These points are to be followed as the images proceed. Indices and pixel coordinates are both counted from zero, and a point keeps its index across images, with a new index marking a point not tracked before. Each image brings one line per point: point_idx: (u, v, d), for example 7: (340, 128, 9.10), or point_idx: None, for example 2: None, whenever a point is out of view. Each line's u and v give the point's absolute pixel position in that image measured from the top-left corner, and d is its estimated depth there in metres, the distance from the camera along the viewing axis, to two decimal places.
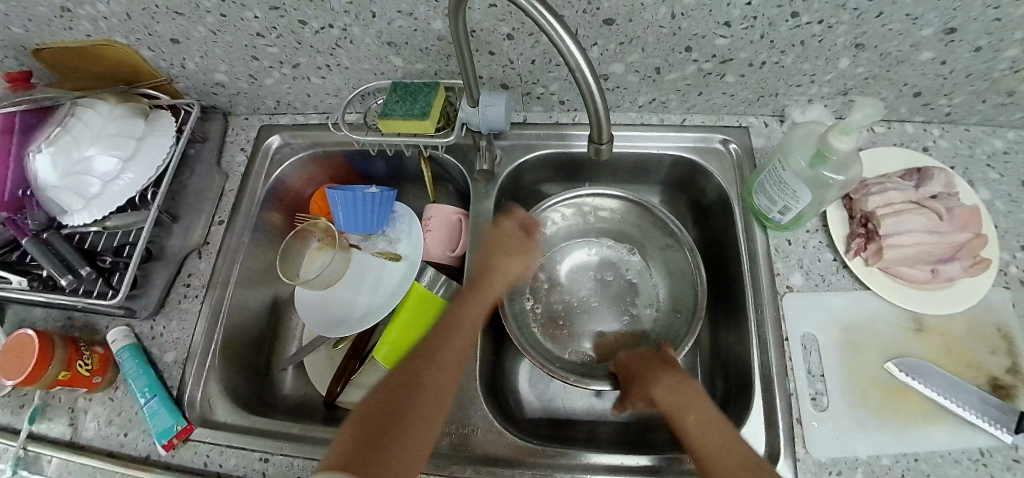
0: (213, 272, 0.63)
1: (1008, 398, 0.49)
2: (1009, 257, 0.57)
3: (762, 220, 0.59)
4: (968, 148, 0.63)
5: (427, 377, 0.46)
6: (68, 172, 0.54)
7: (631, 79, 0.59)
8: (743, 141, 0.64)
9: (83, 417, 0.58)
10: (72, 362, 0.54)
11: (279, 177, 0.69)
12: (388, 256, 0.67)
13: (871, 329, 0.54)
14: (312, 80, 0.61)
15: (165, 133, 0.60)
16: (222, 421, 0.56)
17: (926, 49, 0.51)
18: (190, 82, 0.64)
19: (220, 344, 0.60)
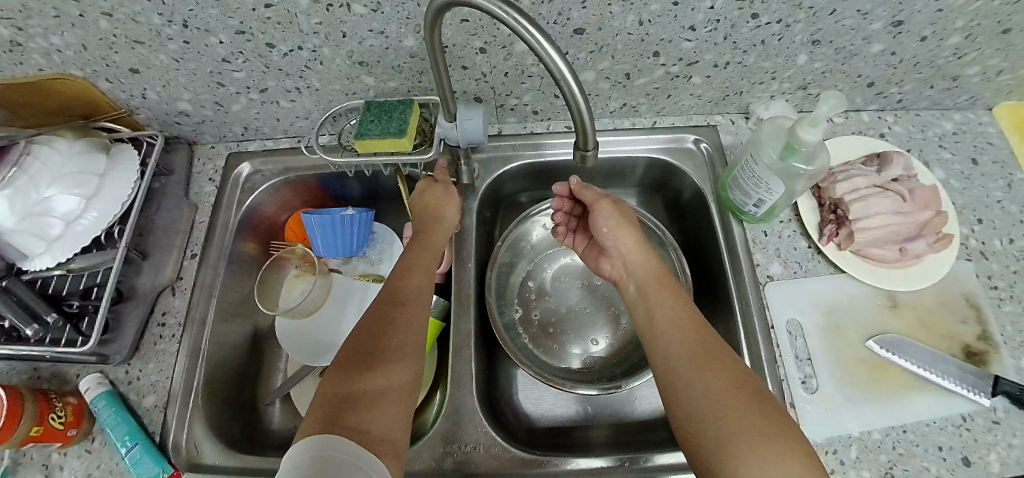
0: (189, 308, 0.61)
1: (982, 363, 0.52)
2: (968, 231, 0.60)
3: (737, 214, 0.61)
4: (921, 132, 0.66)
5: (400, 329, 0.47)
6: (27, 215, 0.51)
7: (603, 86, 0.60)
8: (713, 139, 0.65)
9: (58, 473, 0.54)
10: (44, 415, 0.51)
11: (251, 205, 0.67)
12: (371, 277, 0.67)
13: (850, 310, 0.56)
14: (282, 104, 0.60)
15: (128, 167, 0.58)
16: (210, 464, 0.53)
17: (877, 41, 0.54)
18: (151, 113, 0.62)
19: (202, 382, 0.58)
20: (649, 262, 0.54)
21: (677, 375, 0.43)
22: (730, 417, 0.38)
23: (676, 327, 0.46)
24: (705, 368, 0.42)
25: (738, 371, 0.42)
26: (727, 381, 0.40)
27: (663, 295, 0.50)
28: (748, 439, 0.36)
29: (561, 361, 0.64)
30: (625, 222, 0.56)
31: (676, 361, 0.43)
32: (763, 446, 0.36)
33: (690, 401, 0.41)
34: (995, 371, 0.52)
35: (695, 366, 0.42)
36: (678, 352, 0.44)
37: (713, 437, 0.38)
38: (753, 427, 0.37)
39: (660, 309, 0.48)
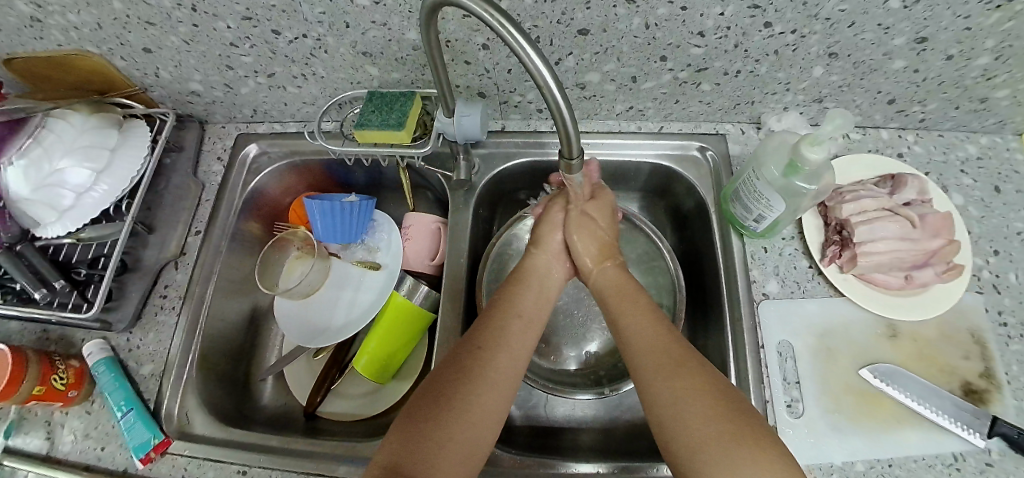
0: (190, 283, 0.63)
1: (980, 402, 0.50)
2: (981, 262, 0.57)
3: (737, 227, 0.60)
4: (942, 154, 0.63)
5: (485, 374, 0.44)
6: (40, 184, 0.54)
7: (608, 88, 0.59)
8: (720, 148, 0.64)
9: (59, 431, 0.58)
10: (45, 376, 0.53)
11: (256, 186, 0.68)
12: (368, 265, 0.66)
13: (846, 336, 0.54)
14: (289, 89, 0.61)
15: (138, 144, 0.60)
16: (200, 434, 0.55)
17: (899, 58, 0.52)
18: (164, 91, 0.64)
19: (197, 355, 0.60)
20: (610, 269, 0.54)
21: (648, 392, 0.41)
22: (704, 430, 0.37)
23: (642, 338, 0.45)
24: (670, 379, 0.41)
25: (705, 379, 0.41)
26: (697, 390, 0.39)
27: (625, 306, 0.50)
28: (724, 452, 0.35)
29: (549, 361, 0.64)
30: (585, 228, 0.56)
31: (644, 375, 0.43)
32: (740, 457, 0.35)
33: (662, 415, 0.39)
34: (994, 411, 0.50)
35: (660, 378, 0.41)
36: (644, 367, 0.43)
37: (688, 454, 0.37)
38: (730, 439, 0.36)
39: (624, 323, 0.48)
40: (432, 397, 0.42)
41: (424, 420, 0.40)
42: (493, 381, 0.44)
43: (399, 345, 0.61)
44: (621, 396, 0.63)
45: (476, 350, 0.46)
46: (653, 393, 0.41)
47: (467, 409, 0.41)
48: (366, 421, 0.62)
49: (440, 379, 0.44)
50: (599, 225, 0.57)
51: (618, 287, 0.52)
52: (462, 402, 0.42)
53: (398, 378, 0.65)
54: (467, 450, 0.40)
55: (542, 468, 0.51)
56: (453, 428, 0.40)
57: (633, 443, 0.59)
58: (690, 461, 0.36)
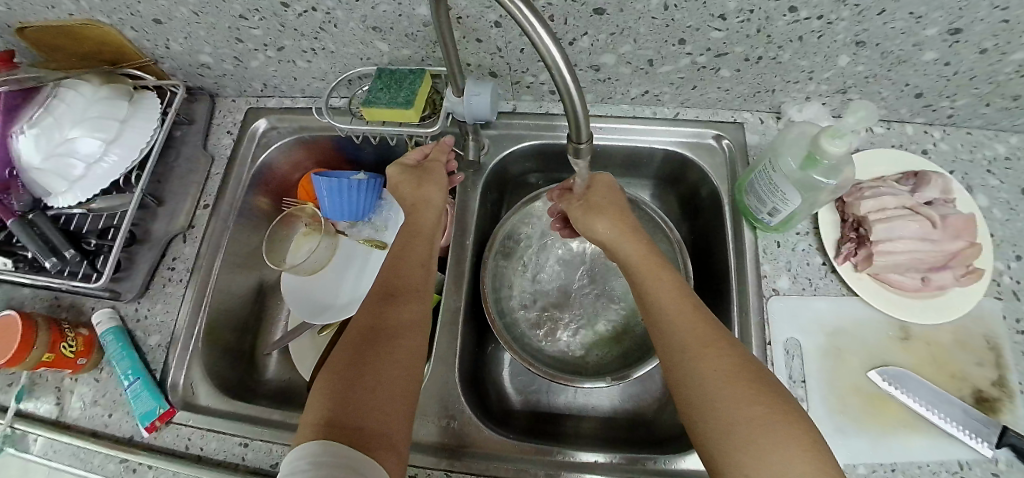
0: (197, 256, 0.63)
1: (990, 410, 0.49)
2: (1002, 266, 0.56)
3: (750, 220, 0.58)
4: (969, 152, 0.61)
5: (393, 341, 0.44)
6: (51, 153, 0.54)
7: (623, 71, 0.57)
8: (736, 137, 0.62)
9: (68, 397, 0.59)
10: (55, 344, 0.54)
11: (265, 161, 0.68)
12: (374, 243, 0.67)
13: (857, 336, 0.53)
14: (298, 64, 0.60)
15: (149, 115, 0.60)
16: (204, 405, 0.56)
17: (929, 49, 0.49)
18: (174, 62, 0.63)
19: (203, 327, 0.60)
20: (633, 246, 0.50)
21: (675, 373, 0.41)
22: (729, 414, 0.37)
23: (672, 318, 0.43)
24: (699, 361, 0.40)
25: (736, 360, 0.39)
26: (727, 374, 0.38)
27: (654, 280, 0.47)
28: (752, 436, 0.35)
29: (552, 348, 0.63)
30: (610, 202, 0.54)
31: (672, 355, 0.42)
32: (769, 444, 0.34)
33: (690, 396, 0.39)
34: (1005, 421, 0.49)
35: (688, 359, 0.40)
36: (673, 346, 0.42)
37: (713, 438, 0.37)
38: (761, 425, 0.35)
39: (654, 297, 0.46)
40: (355, 355, 0.42)
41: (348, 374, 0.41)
42: (409, 350, 0.44)
43: None
44: (623, 386, 0.62)
45: (381, 309, 0.47)
46: (681, 376, 0.41)
47: (386, 357, 0.43)
48: None
49: (353, 341, 0.44)
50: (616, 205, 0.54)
51: (649, 260, 0.49)
52: (382, 352, 0.43)
53: None
54: (396, 410, 0.40)
55: (538, 454, 0.51)
56: (379, 375, 0.41)
57: (634, 435, 0.59)
58: (714, 444, 0.37)
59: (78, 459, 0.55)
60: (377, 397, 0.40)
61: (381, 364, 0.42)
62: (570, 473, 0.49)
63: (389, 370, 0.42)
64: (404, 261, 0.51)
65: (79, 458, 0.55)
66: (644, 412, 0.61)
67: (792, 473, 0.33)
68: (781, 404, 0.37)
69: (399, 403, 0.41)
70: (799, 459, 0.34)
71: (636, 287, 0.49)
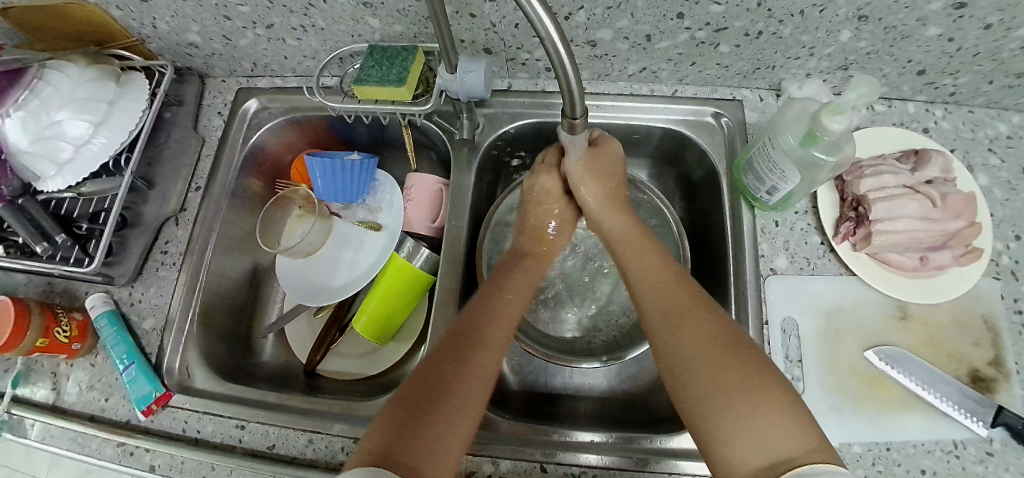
0: (190, 239, 0.62)
1: (986, 390, 0.49)
2: (1002, 246, 0.55)
3: (748, 198, 0.57)
4: (970, 131, 0.60)
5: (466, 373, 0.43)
6: (39, 136, 0.53)
7: (620, 47, 0.56)
8: (736, 115, 0.61)
9: (65, 382, 0.59)
10: (49, 329, 0.54)
11: (256, 142, 0.67)
12: (368, 225, 0.65)
13: (853, 316, 0.53)
14: (288, 42, 0.59)
15: (137, 96, 0.59)
16: (199, 388, 0.56)
17: (933, 24, 0.48)
18: (162, 41, 0.62)
19: (197, 311, 0.60)
20: (625, 218, 0.55)
21: (658, 337, 0.43)
22: (705, 371, 0.38)
23: (654, 289, 0.46)
24: (677, 325, 0.42)
25: (710, 322, 0.42)
26: (703, 334, 0.40)
27: (638, 253, 0.51)
28: (724, 391, 0.36)
29: (549, 331, 0.63)
30: (596, 178, 0.56)
31: (652, 322, 0.44)
32: (744, 401, 0.35)
33: (670, 360, 0.41)
34: (999, 400, 0.49)
35: (668, 324, 0.43)
36: (653, 314, 0.45)
37: (691, 398, 0.38)
38: (737, 384, 0.36)
39: (640, 269, 0.49)
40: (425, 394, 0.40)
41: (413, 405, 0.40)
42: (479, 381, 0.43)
43: (400, 307, 0.60)
44: (620, 367, 0.62)
45: (461, 341, 0.45)
46: (663, 340, 0.43)
47: (457, 390, 0.41)
48: (363, 381, 0.62)
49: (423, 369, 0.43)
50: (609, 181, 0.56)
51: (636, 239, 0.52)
52: (451, 384, 0.41)
53: (397, 340, 0.64)
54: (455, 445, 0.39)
55: (535, 434, 0.51)
56: (450, 404, 0.40)
57: (630, 413, 0.59)
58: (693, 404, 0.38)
59: (75, 443, 0.55)
60: (444, 437, 0.38)
61: (453, 397, 0.41)
62: (567, 452, 0.49)
63: (457, 405, 0.40)
64: (505, 306, 0.50)
65: (76, 442, 0.55)
66: (641, 393, 0.61)
67: (763, 423, 0.34)
68: (755, 361, 0.38)
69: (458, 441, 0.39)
70: (769, 414, 0.34)
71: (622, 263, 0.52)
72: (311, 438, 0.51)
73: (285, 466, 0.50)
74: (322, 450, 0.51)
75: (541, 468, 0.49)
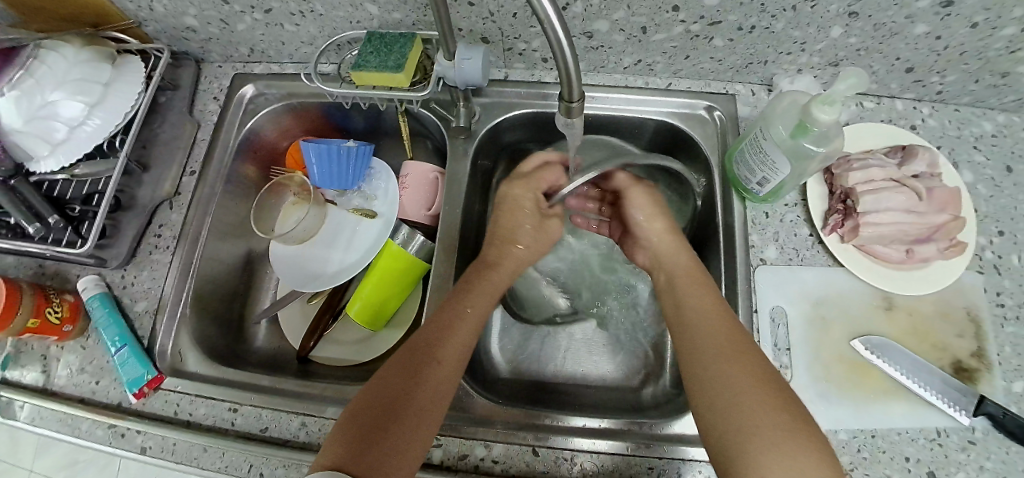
0: (184, 222, 0.62)
1: (968, 380, 0.51)
2: (985, 241, 0.56)
3: (739, 190, 0.58)
4: (957, 129, 0.62)
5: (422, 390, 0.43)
6: (33, 117, 0.53)
7: (617, 38, 0.57)
8: (728, 109, 0.62)
9: (55, 365, 0.58)
10: (40, 309, 0.54)
11: (253, 128, 0.67)
12: (363, 213, 0.65)
13: (841, 306, 0.54)
14: (286, 27, 0.59)
15: (132, 80, 0.59)
16: (192, 371, 0.56)
17: (921, 22, 0.49)
18: (158, 25, 0.62)
19: (191, 294, 0.60)
20: (684, 254, 0.53)
21: (704, 373, 0.42)
22: (755, 415, 0.37)
23: (708, 326, 0.45)
24: (730, 365, 0.41)
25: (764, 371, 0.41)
26: (756, 380, 0.40)
27: (691, 289, 0.49)
28: (771, 436, 0.36)
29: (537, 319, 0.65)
30: (657, 210, 0.58)
31: (702, 357, 0.43)
32: (792, 446, 0.35)
33: (713, 397, 0.40)
34: (981, 390, 0.50)
35: (719, 363, 0.42)
36: (705, 349, 0.43)
37: (731, 437, 0.37)
38: (786, 435, 0.36)
39: (691, 306, 0.47)
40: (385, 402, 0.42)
41: (371, 418, 0.40)
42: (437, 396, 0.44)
43: (394, 293, 0.61)
44: (612, 355, 0.63)
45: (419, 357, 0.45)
46: (709, 376, 0.42)
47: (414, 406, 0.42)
48: (357, 367, 0.62)
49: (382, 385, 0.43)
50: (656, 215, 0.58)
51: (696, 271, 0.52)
52: (408, 399, 0.42)
53: (390, 327, 0.65)
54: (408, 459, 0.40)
55: (526, 419, 0.52)
56: (406, 418, 0.41)
57: (623, 400, 0.59)
58: (732, 442, 0.37)
59: (65, 425, 0.55)
60: (397, 452, 0.39)
61: (410, 411, 0.41)
62: (560, 438, 0.50)
63: (413, 420, 0.41)
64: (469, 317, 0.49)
65: (66, 424, 0.55)
66: (632, 383, 0.61)
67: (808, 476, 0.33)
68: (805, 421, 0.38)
69: (411, 454, 0.40)
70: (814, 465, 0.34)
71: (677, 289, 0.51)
72: (304, 420, 0.52)
73: (277, 448, 0.50)
74: (315, 432, 0.51)
75: (532, 451, 0.50)
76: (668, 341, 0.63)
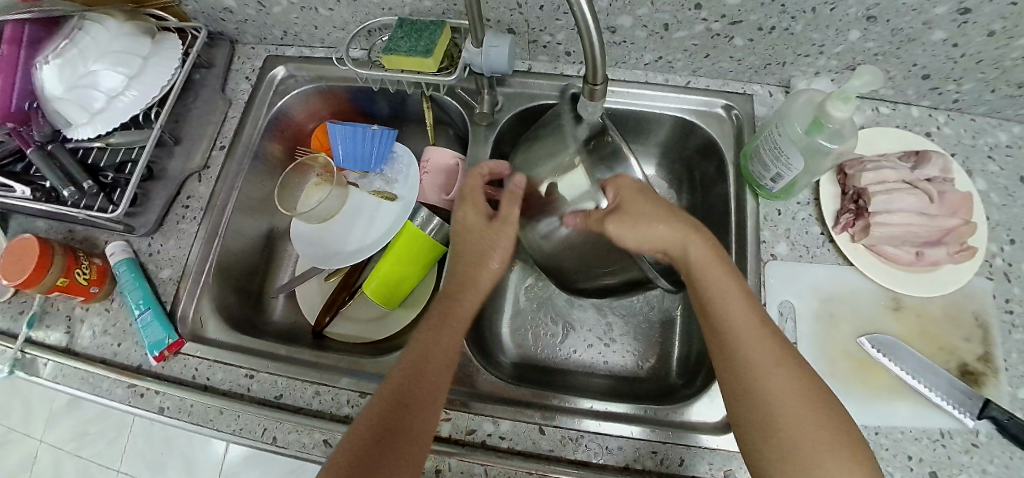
0: (211, 194, 0.64)
1: (974, 383, 0.51)
2: (996, 248, 0.57)
3: (753, 187, 0.59)
4: (971, 137, 0.62)
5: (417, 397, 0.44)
6: (75, 85, 0.55)
7: (639, 34, 0.58)
8: (745, 108, 0.63)
9: (79, 326, 0.60)
10: (70, 269, 0.56)
11: (281, 108, 0.69)
12: (384, 195, 0.66)
13: (850, 305, 0.55)
14: (320, 11, 0.61)
15: (170, 55, 0.61)
16: (212, 338, 0.58)
17: (938, 29, 0.51)
18: (198, 5, 0.64)
19: (214, 264, 0.62)
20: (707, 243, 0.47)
21: (744, 381, 0.41)
22: (801, 431, 0.38)
23: (744, 330, 0.43)
24: (773, 376, 0.40)
25: (810, 383, 0.40)
26: (798, 391, 0.39)
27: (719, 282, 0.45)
28: (817, 453, 0.37)
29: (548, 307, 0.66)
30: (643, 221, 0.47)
31: (738, 362, 0.42)
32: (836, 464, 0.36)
33: (755, 408, 0.40)
34: (987, 394, 0.51)
35: (762, 372, 0.40)
36: (743, 356, 0.42)
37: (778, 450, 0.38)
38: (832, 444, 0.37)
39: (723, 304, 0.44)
40: (375, 432, 0.41)
41: (382, 422, 0.42)
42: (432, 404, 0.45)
43: (409, 274, 0.62)
44: (620, 345, 0.64)
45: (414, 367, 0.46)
46: (750, 384, 0.41)
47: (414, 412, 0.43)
48: (370, 344, 0.64)
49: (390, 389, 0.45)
50: (653, 223, 0.47)
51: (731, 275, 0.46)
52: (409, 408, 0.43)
53: (404, 306, 0.66)
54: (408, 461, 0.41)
55: (535, 398, 0.53)
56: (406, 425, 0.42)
57: (629, 388, 0.60)
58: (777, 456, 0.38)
59: (86, 384, 0.57)
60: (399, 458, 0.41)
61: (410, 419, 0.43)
62: (567, 420, 0.51)
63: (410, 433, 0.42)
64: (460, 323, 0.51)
65: (88, 383, 0.57)
66: (639, 373, 0.62)
67: None
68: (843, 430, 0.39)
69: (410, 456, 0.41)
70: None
71: (695, 294, 0.46)
72: (318, 389, 0.53)
73: (291, 414, 0.52)
74: (328, 401, 0.52)
75: (539, 430, 0.51)
76: (676, 333, 0.63)
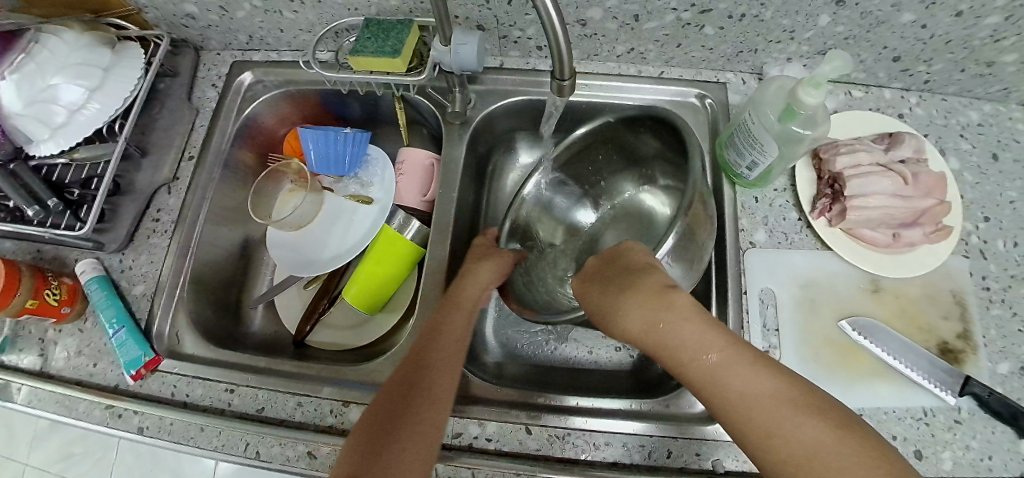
0: (183, 206, 0.63)
1: (954, 361, 0.51)
2: (971, 226, 0.57)
3: (729, 175, 0.59)
4: (944, 117, 0.63)
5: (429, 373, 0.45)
6: (34, 100, 0.53)
7: (610, 26, 0.58)
8: (719, 96, 0.63)
9: (52, 348, 0.59)
10: (39, 290, 0.54)
11: (250, 115, 0.67)
12: (360, 199, 0.66)
13: (829, 289, 0.55)
14: (285, 14, 0.60)
15: (132, 65, 0.59)
16: (189, 353, 0.57)
17: (906, 10, 0.51)
18: (158, 12, 0.63)
19: (189, 277, 0.60)
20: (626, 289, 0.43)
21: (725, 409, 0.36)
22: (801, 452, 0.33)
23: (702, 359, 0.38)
24: (746, 395, 0.35)
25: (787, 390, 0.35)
26: (777, 403, 0.34)
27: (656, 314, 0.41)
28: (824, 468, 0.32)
29: None
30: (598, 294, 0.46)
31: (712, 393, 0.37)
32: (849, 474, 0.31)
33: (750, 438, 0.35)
34: (967, 371, 0.51)
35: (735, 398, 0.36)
36: (715, 386, 0.37)
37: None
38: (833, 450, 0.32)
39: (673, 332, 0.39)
40: (387, 414, 0.43)
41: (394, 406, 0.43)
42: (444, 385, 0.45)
43: (388, 278, 0.61)
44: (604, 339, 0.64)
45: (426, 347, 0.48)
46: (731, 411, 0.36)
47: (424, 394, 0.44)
48: (353, 350, 0.63)
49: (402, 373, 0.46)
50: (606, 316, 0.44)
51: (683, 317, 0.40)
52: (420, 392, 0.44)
53: (386, 311, 0.66)
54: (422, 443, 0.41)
55: (521, 398, 0.52)
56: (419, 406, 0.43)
57: (614, 382, 0.60)
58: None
59: (62, 407, 0.56)
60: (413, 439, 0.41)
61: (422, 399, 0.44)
62: (554, 418, 0.50)
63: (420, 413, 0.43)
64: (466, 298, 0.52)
65: (63, 406, 0.56)
66: (625, 367, 0.62)
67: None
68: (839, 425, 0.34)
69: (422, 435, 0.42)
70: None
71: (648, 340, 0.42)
72: (300, 401, 0.52)
73: (273, 427, 0.51)
74: (310, 411, 0.52)
75: (526, 430, 0.50)
76: None
